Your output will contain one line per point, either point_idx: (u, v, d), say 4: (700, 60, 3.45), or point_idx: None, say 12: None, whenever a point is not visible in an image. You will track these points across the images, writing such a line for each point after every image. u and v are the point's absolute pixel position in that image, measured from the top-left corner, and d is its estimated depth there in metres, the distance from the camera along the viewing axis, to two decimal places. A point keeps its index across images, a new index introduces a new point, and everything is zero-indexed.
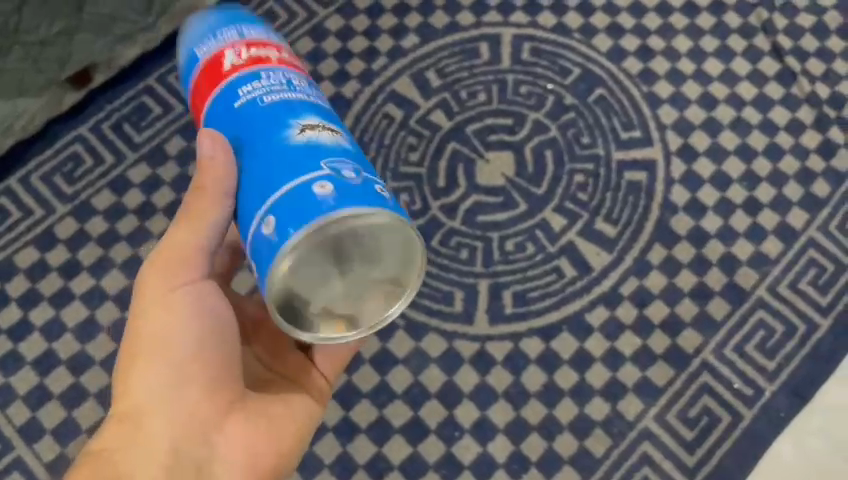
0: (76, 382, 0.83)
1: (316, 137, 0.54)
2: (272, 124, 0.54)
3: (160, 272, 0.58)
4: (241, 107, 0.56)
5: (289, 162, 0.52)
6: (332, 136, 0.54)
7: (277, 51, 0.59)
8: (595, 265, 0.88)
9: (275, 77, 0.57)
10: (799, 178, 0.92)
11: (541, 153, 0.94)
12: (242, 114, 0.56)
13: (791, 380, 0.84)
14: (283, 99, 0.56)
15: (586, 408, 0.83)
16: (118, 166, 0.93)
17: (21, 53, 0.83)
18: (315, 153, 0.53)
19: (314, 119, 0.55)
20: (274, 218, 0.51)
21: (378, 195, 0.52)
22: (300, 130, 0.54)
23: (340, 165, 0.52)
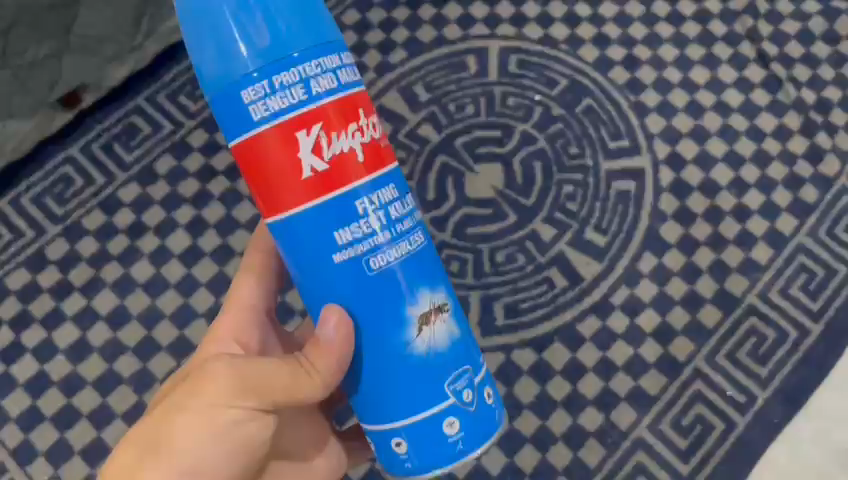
0: (69, 403, 0.83)
1: (436, 337, 0.50)
2: (396, 305, 0.49)
3: (212, 382, 0.48)
4: (351, 261, 0.48)
5: (413, 383, 0.50)
6: (449, 323, 0.51)
7: (358, 122, 0.47)
8: (585, 275, 0.89)
9: (377, 226, 0.47)
10: (787, 184, 0.93)
11: (530, 164, 0.94)
12: (351, 276, 0.48)
13: (784, 386, 0.83)
14: (404, 259, 0.49)
15: (580, 419, 0.83)
16: (109, 186, 0.93)
17: (10, 75, 0.82)
18: (443, 368, 0.50)
19: (432, 298, 0.50)
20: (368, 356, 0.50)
21: (486, 405, 0.52)
22: (419, 328, 0.49)
23: (460, 380, 0.51)
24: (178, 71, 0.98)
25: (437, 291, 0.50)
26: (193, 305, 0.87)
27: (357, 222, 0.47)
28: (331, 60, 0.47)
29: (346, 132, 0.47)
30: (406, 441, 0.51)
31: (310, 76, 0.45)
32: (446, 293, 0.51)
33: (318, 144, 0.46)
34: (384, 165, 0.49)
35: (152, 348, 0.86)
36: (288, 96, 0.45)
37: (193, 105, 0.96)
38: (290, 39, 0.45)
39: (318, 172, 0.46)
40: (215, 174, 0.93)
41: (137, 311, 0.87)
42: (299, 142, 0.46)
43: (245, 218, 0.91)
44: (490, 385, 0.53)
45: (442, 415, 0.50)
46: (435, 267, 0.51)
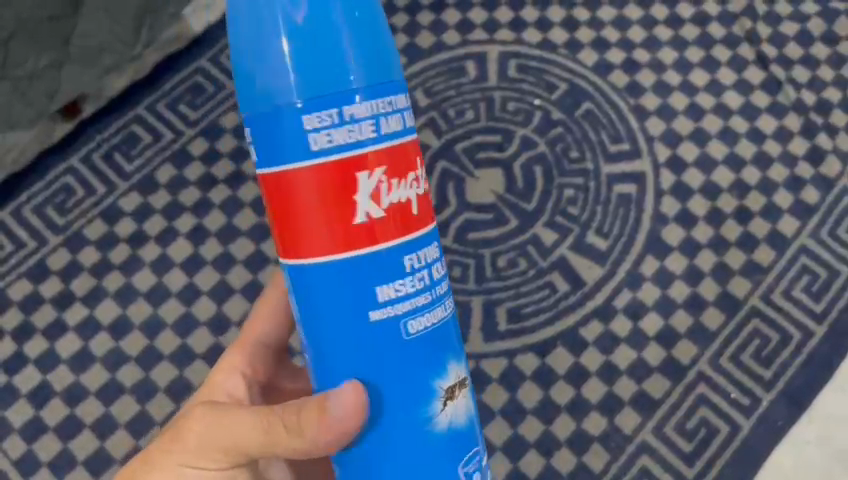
0: (72, 413, 0.83)
1: (457, 415, 0.42)
2: (431, 376, 0.41)
3: (179, 440, 0.48)
4: (392, 322, 0.39)
5: (431, 466, 0.41)
6: (470, 400, 0.43)
7: (395, 173, 0.39)
8: (587, 279, 0.88)
9: (406, 279, 0.40)
10: (789, 185, 0.92)
11: (530, 168, 0.94)
12: (387, 342, 0.40)
13: (788, 388, 0.83)
14: (439, 327, 0.41)
15: (584, 423, 0.82)
16: (109, 196, 0.93)
17: (10, 87, 0.82)
18: (463, 450, 0.42)
19: (460, 371, 0.42)
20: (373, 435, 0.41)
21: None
22: (443, 403, 0.41)
23: (472, 462, 0.43)
24: (177, 80, 0.98)
25: (464, 363, 0.43)
26: (196, 314, 0.87)
27: (402, 277, 0.39)
28: (387, 98, 0.38)
29: (404, 180, 0.39)
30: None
31: (357, 107, 0.37)
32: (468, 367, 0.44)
33: (360, 190, 0.38)
34: (428, 220, 0.41)
35: (155, 357, 0.86)
36: (325, 126, 0.37)
37: (193, 113, 0.96)
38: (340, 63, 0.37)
39: (352, 219, 0.38)
40: (216, 183, 0.93)
41: (139, 321, 0.87)
42: (331, 187, 0.38)
43: (246, 226, 0.91)
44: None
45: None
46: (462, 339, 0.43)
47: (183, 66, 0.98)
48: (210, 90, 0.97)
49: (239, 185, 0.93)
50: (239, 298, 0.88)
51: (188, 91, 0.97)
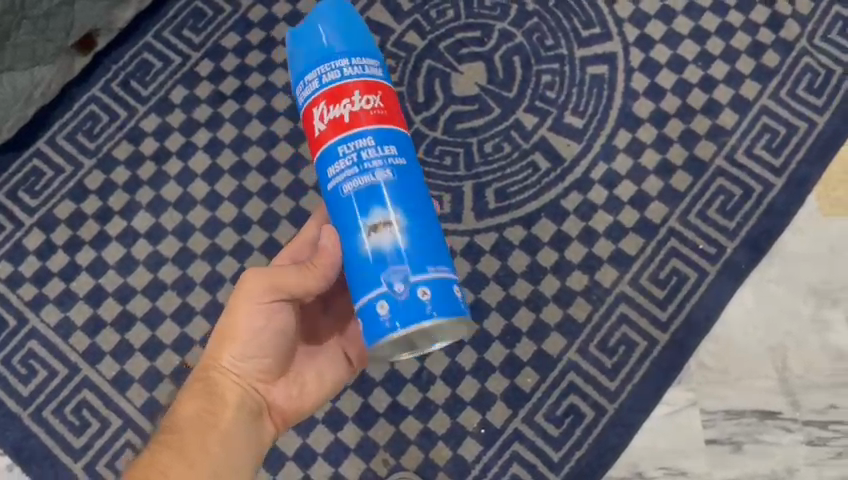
0: (124, 309, 0.97)
1: (383, 242, 0.60)
2: (351, 215, 0.61)
3: (250, 289, 0.66)
4: (333, 189, 0.62)
5: (362, 272, 0.60)
6: (399, 235, 0.60)
7: (342, 102, 0.61)
8: (566, 156, 0.98)
9: (350, 155, 0.61)
10: (750, 52, 1.00)
11: (510, 60, 1.02)
12: (331, 197, 0.62)
13: (751, 235, 0.93)
14: (365, 186, 0.61)
15: (567, 281, 0.93)
16: (131, 119, 1.04)
17: (30, 26, 0.91)
18: (385, 264, 0.59)
19: (388, 213, 0.60)
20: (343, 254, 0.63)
21: (420, 302, 0.58)
22: (369, 232, 0.60)
23: (395, 275, 0.59)
24: (179, 7, 1.07)
25: (396, 209, 0.60)
26: (220, 217, 0.99)
27: (340, 161, 0.61)
28: (346, 60, 0.62)
29: (342, 103, 0.61)
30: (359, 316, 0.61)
31: (326, 72, 0.62)
32: (400, 214, 0.60)
33: (317, 121, 0.62)
34: (374, 122, 0.61)
35: (189, 257, 0.98)
36: (304, 93, 0.63)
37: (197, 37, 1.06)
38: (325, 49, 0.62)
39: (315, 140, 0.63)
40: (224, 99, 1.04)
41: (172, 227, 0.99)
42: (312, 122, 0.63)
43: (256, 136, 1.02)
44: (433, 286, 0.59)
45: (397, 296, 0.59)
46: (402, 192, 0.61)
47: None
48: (209, 14, 1.06)
49: (246, 99, 1.03)
50: (256, 200, 0.99)
51: (190, 17, 1.06)
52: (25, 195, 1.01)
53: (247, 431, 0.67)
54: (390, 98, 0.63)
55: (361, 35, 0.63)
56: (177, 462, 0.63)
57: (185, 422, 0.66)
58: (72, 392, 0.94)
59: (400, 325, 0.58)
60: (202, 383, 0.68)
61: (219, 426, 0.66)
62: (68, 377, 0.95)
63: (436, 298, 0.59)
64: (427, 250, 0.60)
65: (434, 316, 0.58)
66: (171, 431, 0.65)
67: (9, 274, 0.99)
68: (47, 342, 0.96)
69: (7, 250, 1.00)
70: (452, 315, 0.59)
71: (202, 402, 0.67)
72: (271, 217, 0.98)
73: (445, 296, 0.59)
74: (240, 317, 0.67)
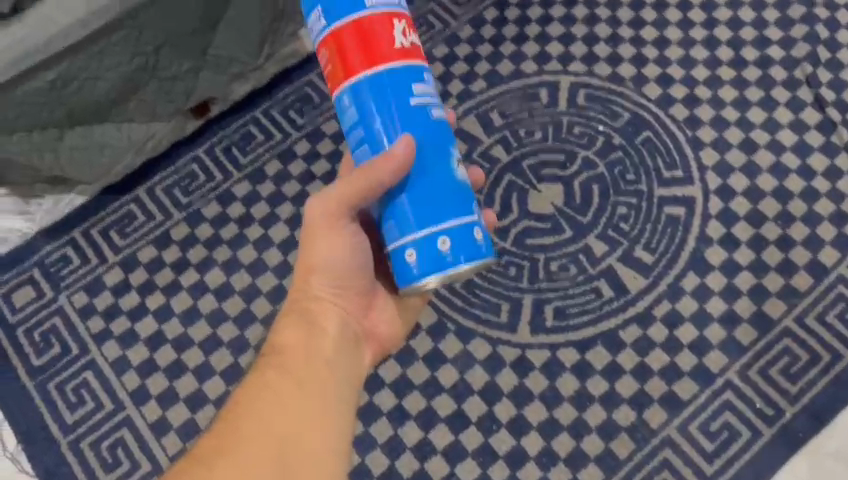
0: (178, 358, 1.00)
1: (466, 178, 0.61)
2: (436, 139, 0.59)
3: (321, 214, 0.63)
4: (416, 107, 0.58)
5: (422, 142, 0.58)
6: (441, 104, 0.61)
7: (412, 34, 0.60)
8: (631, 288, 0.98)
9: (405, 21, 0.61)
10: (833, 219, 1.00)
11: (589, 186, 1.05)
12: (399, 87, 0.57)
13: (812, 403, 0.90)
14: (444, 121, 0.60)
15: (614, 414, 0.91)
16: (225, 182, 1.11)
17: (157, 85, 1.00)
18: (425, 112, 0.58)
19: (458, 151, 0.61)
20: (393, 108, 0.57)
21: (474, 241, 0.59)
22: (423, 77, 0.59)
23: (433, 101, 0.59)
24: (289, 90, 1.16)
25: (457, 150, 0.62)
26: (286, 287, 1.03)
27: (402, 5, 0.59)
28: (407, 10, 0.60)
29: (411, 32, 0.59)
30: (413, 254, 0.58)
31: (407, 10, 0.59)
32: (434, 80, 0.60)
33: (397, 33, 0.57)
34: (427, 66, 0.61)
35: (249, 319, 1.01)
36: (378, 1, 0.57)
37: (300, 119, 1.14)
38: None
39: (392, 50, 0.57)
40: (314, 178, 1.10)
41: (240, 288, 1.04)
42: (388, 24, 0.57)
43: None
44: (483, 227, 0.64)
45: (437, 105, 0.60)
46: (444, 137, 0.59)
47: (295, 79, 1.16)
48: (316, 100, 1.15)
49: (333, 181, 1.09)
50: None
51: (298, 100, 1.15)
52: (116, 234, 1.08)
53: (343, 355, 0.65)
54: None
55: None
56: (286, 381, 0.61)
57: (286, 348, 0.63)
58: (112, 428, 0.97)
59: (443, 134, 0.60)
60: (301, 316, 0.64)
61: (318, 351, 0.63)
62: (112, 412, 0.98)
63: (456, 244, 0.58)
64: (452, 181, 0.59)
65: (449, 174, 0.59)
66: (269, 357, 0.63)
67: (83, 305, 1.04)
68: (102, 375, 1.00)
69: (86, 282, 1.06)
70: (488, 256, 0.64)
71: (302, 332, 0.64)
72: None
73: (490, 237, 0.61)
74: (319, 241, 0.64)
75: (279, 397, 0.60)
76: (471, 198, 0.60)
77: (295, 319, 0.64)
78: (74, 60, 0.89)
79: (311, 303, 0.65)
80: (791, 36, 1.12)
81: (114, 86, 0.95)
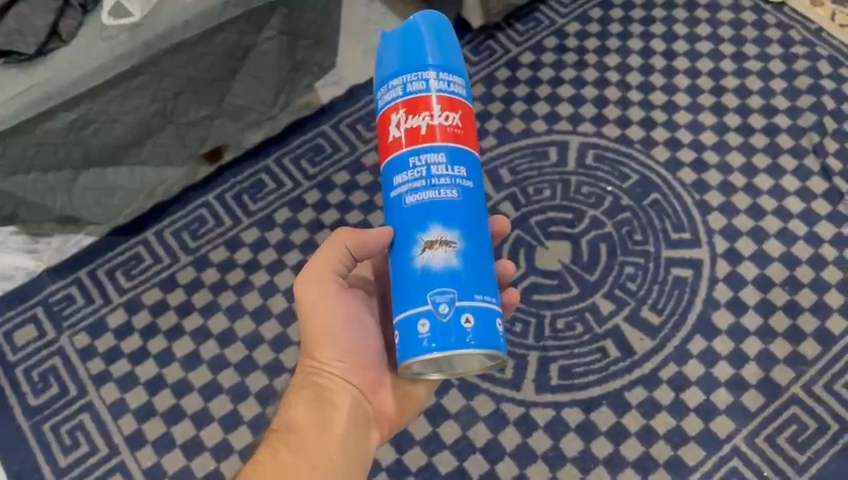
0: (177, 403, 0.99)
1: (437, 261, 0.53)
2: (407, 228, 0.55)
3: (314, 288, 0.62)
4: (396, 198, 0.56)
5: (413, 221, 0.54)
6: (461, 187, 0.55)
7: (431, 110, 0.55)
8: (637, 349, 0.97)
9: (442, 84, 0.56)
10: (841, 287, 0.99)
11: (597, 245, 1.05)
12: (392, 178, 0.56)
13: (820, 474, 0.88)
14: (430, 203, 0.54)
15: (618, 478, 0.90)
16: (234, 228, 1.11)
17: (173, 130, 1.02)
18: (424, 199, 0.54)
19: (446, 232, 0.54)
20: (392, 197, 0.56)
21: (417, 335, 0.52)
22: (426, 161, 0.55)
23: (438, 181, 0.54)
24: (303, 140, 1.17)
25: (455, 230, 0.54)
26: (290, 334, 1.02)
27: (418, 79, 0.56)
28: (434, 74, 0.56)
29: (421, 113, 0.55)
30: (399, 335, 0.54)
31: (424, 82, 0.56)
32: (457, 162, 0.55)
33: (393, 125, 0.56)
34: (450, 139, 0.55)
35: (251, 366, 1.01)
36: (386, 97, 0.57)
37: (312, 169, 1.15)
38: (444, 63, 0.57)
39: (387, 143, 0.57)
40: (322, 227, 1.10)
41: (243, 334, 1.03)
42: (386, 120, 0.57)
43: None
44: (478, 313, 0.52)
45: (445, 193, 0.54)
46: (458, 217, 0.54)
47: (308, 130, 1.18)
48: (328, 151, 1.16)
49: None
50: None
51: (310, 150, 1.16)
52: (121, 276, 1.08)
53: (353, 436, 0.62)
54: (468, 119, 0.57)
55: (450, 62, 0.57)
56: (295, 463, 0.60)
57: (297, 423, 0.62)
58: (105, 473, 0.95)
59: (444, 218, 0.54)
60: (307, 388, 0.63)
61: (326, 431, 0.61)
62: (106, 457, 0.96)
63: (432, 334, 0.52)
64: (464, 274, 0.53)
65: (447, 253, 0.53)
66: (281, 436, 0.62)
67: (84, 346, 1.03)
68: (98, 418, 0.98)
69: (89, 322, 1.05)
70: (483, 347, 0.52)
71: (309, 406, 0.62)
72: None
73: (446, 330, 0.51)
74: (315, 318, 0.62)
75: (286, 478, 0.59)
76: (470, 288, 0.53)
77: (306, 397, 0.63)
78: (93, 104, 0.90)
79: (315, 374, 0.63)
80: (798, 106, 1.14)
81: (131, 129, 0.97)
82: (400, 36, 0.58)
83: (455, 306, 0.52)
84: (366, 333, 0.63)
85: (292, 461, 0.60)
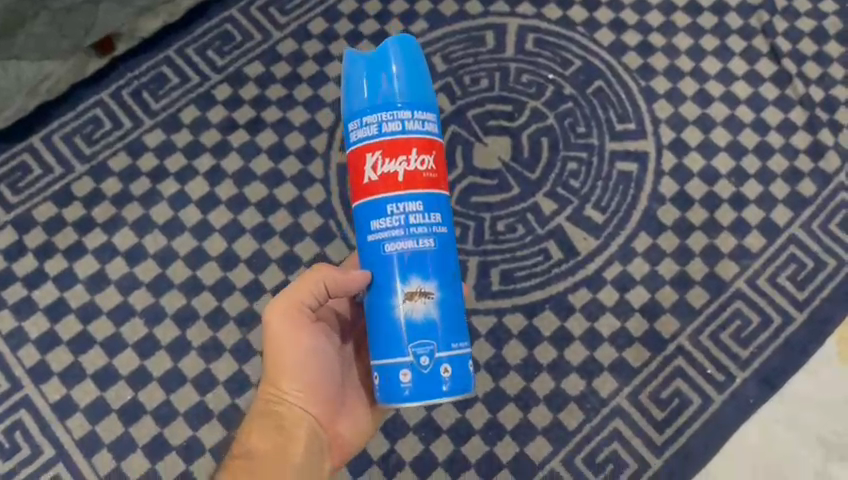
0: (84, 330, 0.89)
1: (415, 312, 0.58)
2: (385, 276, 0.58)
3: (283, 320, 0.64)
4: (373, 242, 0.59)
5: (391, 272, 0.58)
6: (436, 238, 0.59)
7: (408, 154, 0.58)
8: (581, 249, 0.92)
9: (417, 122, 0.58)
10: (787, 176, 0.96)
11: (538, 140, 0.97)
12: (368, 224, 0.59)
13: (763, 367, 0.87)
14: (408, 253, 0.58)
15: (562, 384, 0.87)
16: (135, 131, 0.98)
17: (49, 17, 0.86)
18: (405, 254, 0.58)
19: (424, 283, 0.58)
20: (368, 241, 0.59)
21: (399, 383, 0.57)
22: (402, 212, 0.58)
23: (415, 232, 0.58)
24: (208, 27, 1.03)
25: (433, 281, 0.58)
26: (207, 249, 0.93)
27: (393, 118, 0.57)
28: (410, 113, 0.58)
29: (397, 159, 0.57)
30: (380, 377, 0.59)
31: (401, 121, 0.57)
32: (433, 208, 0.58)
33: (368, 167, 0.58)
34: (425, 186, 0.58)
35: (165, 286, 0.91)
36: (360, 133, 0.58)
37: (220, 60, 1.02)
38: (419, 96, 0.59)
39: (362, 185, 0.59)
40: (236, 127, 0.99)
41: (153, 250, 0.93)
42: (360, 159, 0.58)
43: (262, 171, 0.96)
44: (454, 362, 0.58)
45: (423, 244, 0.58)
46: (436, 265, 0.59)
47: (213, 15, 1.03)
48: (238, 39, 1.02)
49: (258, 132, 0.98)
50: (247, 238, 0.93)
51: (217, 39, 1.02)
52: (7, 189, 0.95)
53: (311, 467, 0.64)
54: (440, 160, 0.60)
55: (427, 93, 0.59)
56: None
57: (258, 450, 0.63)
58: (8, 410, 0.86)
59: (422, 271, 0.58)
60: (269, 417, 0.64)
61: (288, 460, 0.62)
62: (8, 392, 0.87)
63: (416, 382, 0.57)
64: (443, 324, 0.58)
65: (426, 307, 0.58)
66: (241, 463, 0.62)
67: None
68: None
69: None
70: (461, 393, 0.58)
71: (271, 434, 0.63)
72: (261, 258, 0.92)
73: (427, 380, 0.57)
74: (282, 347, 0.64)
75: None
76: (448, 338, 0.58)
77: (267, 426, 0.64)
78: None
79: (277, 403, 0.64)
80: None
81: None
82: (372, 69, 0.59)
83: (437, 359, 0.57)
84: (328, 368, 0.66)
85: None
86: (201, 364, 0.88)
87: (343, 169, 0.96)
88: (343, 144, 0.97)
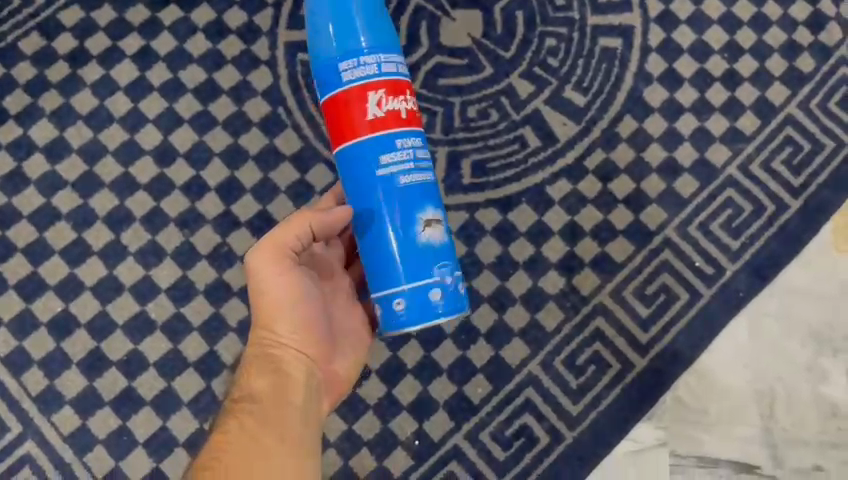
0: (3, 236, 0.79)
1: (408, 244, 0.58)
2: (375, 213, 0.59)
3: (267, 261, 0.60)
4: (360, 184, 0.59)
5: (380, 209, 0.59)
6: (421, 169, 0.59)
7: (381, 97, 0.57)
8: (560, 136, 0.83)
9: (386, 66, 0.58)
10: (784, 52, 0.86)
11: (512, 13, 0.86)
12: (353, 166, 0.59)
13: (754, 260, 0.81)
14: (396, 188, 0.58)
15: (540, 282, 0.80)
16: (47, 8, 0.85)
17: None
18: (391, 191, 0.58)
19: (413, 215, 0.59)
20: (354, 183, 0.59)
21: (394, 312, 0.59)
22: (385, 151, 0.58)
23: (400, 168, 0.58)
24: None
25: (422, 211, 0.59)
26: (140, 142, 0.82)
27: (362, 64, 0.57)
28: (378, 56, 0.58)
29: (371, 101, 0.57)
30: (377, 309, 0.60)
31: (374, 64, 0.58)
32: (415, 143, 0.59)
33: (345, 112, 0.58)
34: (404, 124, 0.58)
35: (93, 185, 0.80)
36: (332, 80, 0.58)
37: None
38: (383, 39, 0.58)
39: (344, 130, 0.58)
40: (166, 2, 0.85)
41: (77, 145, 0.81)
42: (341, 100, 0.58)
43: (199, 53, 0.84)
44: (445, 287, 0.59)
45: (409, 177, 0.58)
46: (425, 197, 0.59)
47: None
48: None
49: (192, 7, 0.85)
50: (186, 129, 0.82)
51: None
52: None
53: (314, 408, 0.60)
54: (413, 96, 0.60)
55: (391, 34, 0.59)
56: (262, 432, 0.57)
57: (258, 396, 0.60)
58: None
59: (410, 203, 0.58)
60: (264, 361, 0.61)
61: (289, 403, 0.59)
62: None
63: (411, 308, 0.58)
64: (435, 252, 0.59)
65: (417, 238, 0.58)
66: (241, 409, 0.59)
67: None
68: None
69: None
70: (454, 314, 0.59)
71: (268, 378, 0.60)
72: (202, 151, 0.82)
73: (421, 306, 0.58)
74: (269, 289, 0.60)
75: (256, 447, 0.56)
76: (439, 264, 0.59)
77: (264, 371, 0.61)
78: None
79: (272, 347, 0.61)
80: None
81: None
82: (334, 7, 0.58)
83: (436, 276, 0.59)
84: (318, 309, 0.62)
85: (260, 433, 0.57)
86: (139, 270, 0.78)
87: (290, 49, 0.84)
88: (290, 21, 0.85)
